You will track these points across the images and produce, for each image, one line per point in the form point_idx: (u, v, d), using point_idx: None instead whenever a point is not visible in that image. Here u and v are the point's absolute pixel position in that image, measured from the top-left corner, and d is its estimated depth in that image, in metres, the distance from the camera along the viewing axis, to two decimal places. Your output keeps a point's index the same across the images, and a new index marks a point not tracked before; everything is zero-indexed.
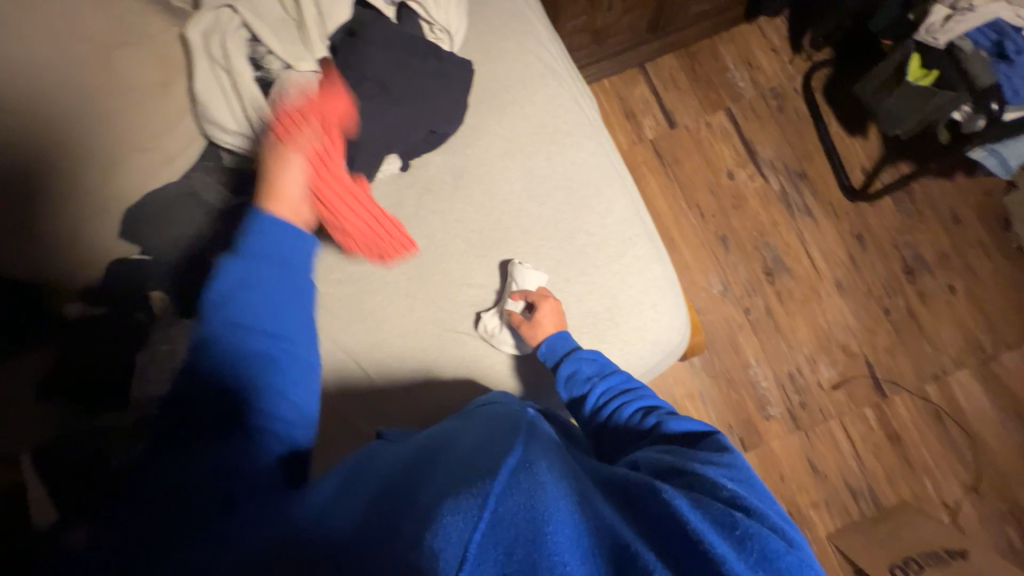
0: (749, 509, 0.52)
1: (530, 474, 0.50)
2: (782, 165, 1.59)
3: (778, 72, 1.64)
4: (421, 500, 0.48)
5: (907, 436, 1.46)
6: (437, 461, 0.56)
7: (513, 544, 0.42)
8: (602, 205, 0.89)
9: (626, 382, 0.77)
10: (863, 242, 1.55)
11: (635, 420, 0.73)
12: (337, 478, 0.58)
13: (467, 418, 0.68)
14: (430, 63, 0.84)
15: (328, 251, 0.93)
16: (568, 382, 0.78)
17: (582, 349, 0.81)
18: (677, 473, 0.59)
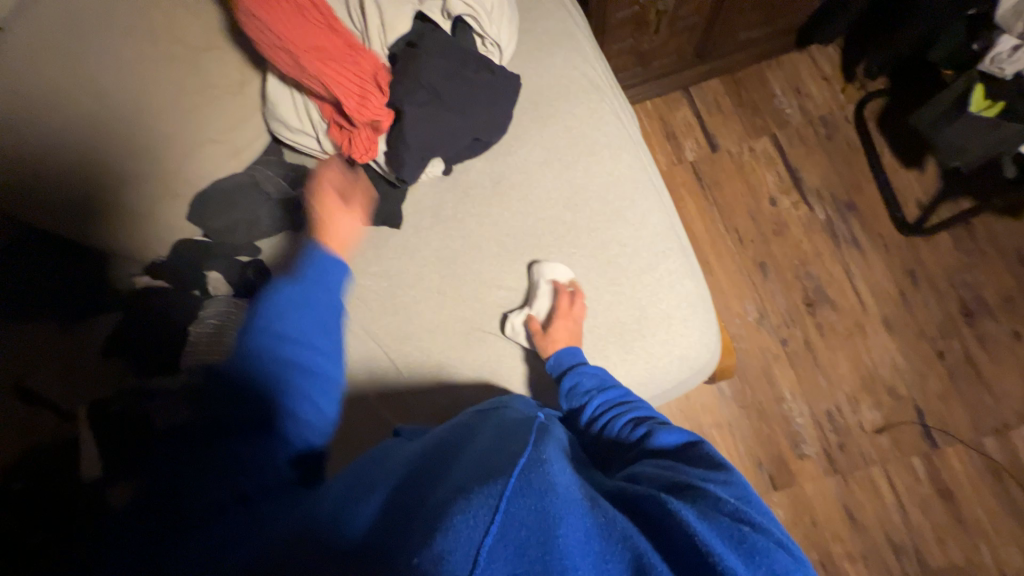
0: (755, 521, 0.51)
1: (541, 474, 0.50)
2: (828, 194, 1.54)
3: (828, 100, 1.61)
4: (433, 500, 0.48)
5: (961, 493, 1.34)
6: (448, 463, 0.56)
7: (524, 543, 0.42)
8: (637, 217, 0.89)
9: (622, 396, 0.76)
10: (916, 279, 1.46)
11: (624, 433, 0.71)
12: (351, 474, 0.59)
13: (474, 421, 0.69)
14: (482, 75, 0.89)
15: (369, 245, 0.98)
16: (568, 394, 0.78)
17: (584, 362, 0.80)
18: (680, 484, 0.57)
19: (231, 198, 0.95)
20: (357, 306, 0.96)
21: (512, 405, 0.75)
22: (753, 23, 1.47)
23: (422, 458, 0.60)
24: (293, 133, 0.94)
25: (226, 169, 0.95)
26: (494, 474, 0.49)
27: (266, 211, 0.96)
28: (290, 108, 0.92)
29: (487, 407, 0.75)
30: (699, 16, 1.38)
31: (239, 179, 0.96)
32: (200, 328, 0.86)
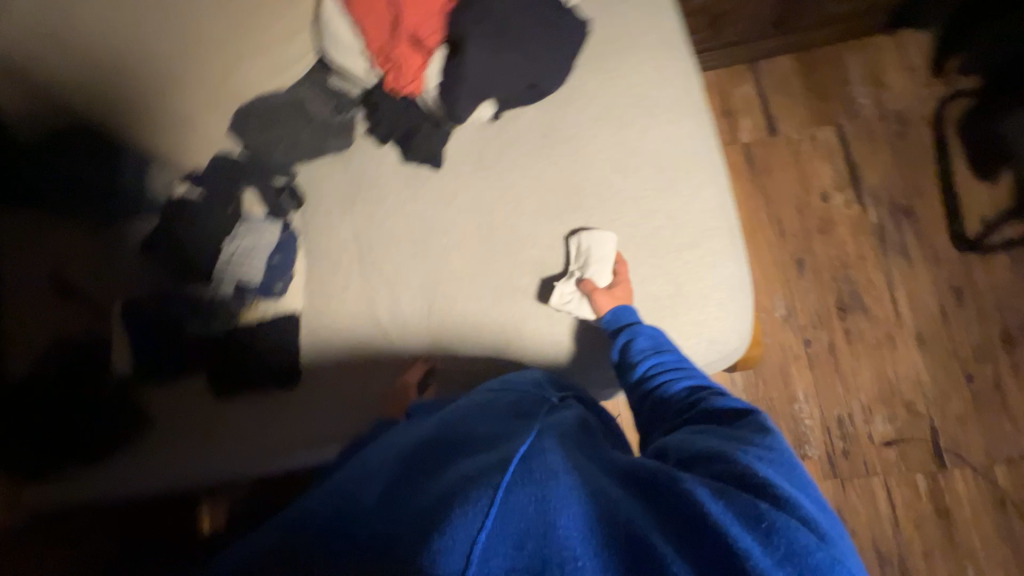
0: (786, 503, 0.48)
1: (543, 464, 0.49)
2: (886, 196, 1.45)
3: (908, 93, 1.47)
4: (431, 492, 0.50)
5: (958, 514, 1.33)
6: (449, 452, 0.58)
7: (524, 536, 0.42)
8: (689, 189, 0.84)
9: (678, 361, 0.74)
10: (961, 297, 1.39)
11: (679, 395, 0.70)
12: (368, 468, 0.62)
13: (475, 405, 0.70)
14: (545, 16, 0.87)
15: (407, 184, 0.96)
16: (622, 350, 0.77)
17: (640, 323, 0.78)
18: (706, 464, 0.54)
19: (273, 116, 0.93)
20: (389, 246, 0.95)
21: (512, 386, 0.75)
22: None
23: (425, 440, 0.62)
24: (339, 50, 0.89)
25: (269, 85, 0.92)
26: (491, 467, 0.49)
27: (308, 133, 0.95)
28: (342, 23, 0.87)
29: (487, 389, 0.75)
30: None
31: (282, 96, 0.93)
32: (231, 246, 0.93)
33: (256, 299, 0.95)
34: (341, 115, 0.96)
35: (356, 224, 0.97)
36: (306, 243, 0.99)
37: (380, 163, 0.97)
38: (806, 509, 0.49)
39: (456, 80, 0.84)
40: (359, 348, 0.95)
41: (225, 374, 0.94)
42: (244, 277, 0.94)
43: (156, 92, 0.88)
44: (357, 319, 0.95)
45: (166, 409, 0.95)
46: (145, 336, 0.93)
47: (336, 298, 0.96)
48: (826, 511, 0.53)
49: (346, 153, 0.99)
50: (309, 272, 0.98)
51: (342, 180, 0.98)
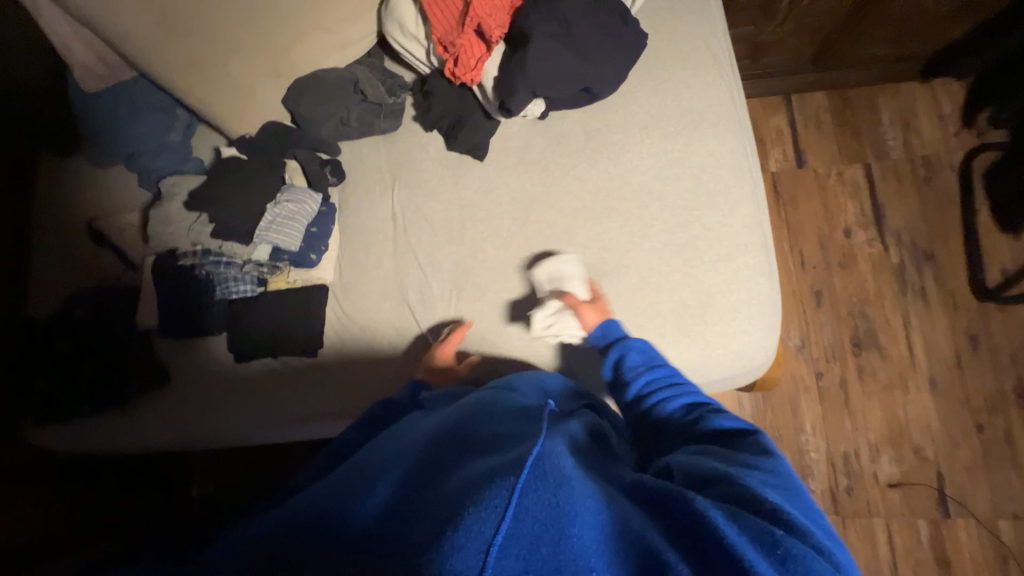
0: (792, 528, 0.47)
1: (556, 467, 0.49)
2: (908, 238, 1.46)
3: (937, 141, 1.50)
4: (445, 489, 0.50)
5: (960, 567, 1.29)
6: (459, 448, 0.58)
7: (536, 540, 0.42)
8: (728, 203, 0.86)
9: (672, 377, 0.75)
10: (976, 346, 1.40)
11: (677, 414, 0.70)
12: (373, 456, 0.61)
13: (482, 401, 0.69)
14: (615, 23, 0.87)
15: (449, 172, 0.98)
16: (615, 367, 0.78)
17: (631, 339, 0.79)
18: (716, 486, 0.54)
19: (328, 91, 0.96)
20: (424, 229, 0.97)
21: (519, 387, 0.74)
22: (883, 41, 1.36)
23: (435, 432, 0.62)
24: (401, 34, 0.92)
25: (328, 62, 0.96)
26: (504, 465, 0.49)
27: (359, 109, 0.97)
28: (408, 7, 0.90)
29: (491, 389, 0.75)
30: (830, 17, 1.29)
31: (340, 74, 0.97)
32: (276, 208, 0.91)
33: (287, 268, 0.98)
34: (394, 97, 0.99)
35: (394, 204, 0.99)
36: (342, 218, 1.01)
37: (424, 148, 0.99)
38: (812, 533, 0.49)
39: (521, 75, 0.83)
40: (383, 325, 0.95)
41: (245, 338, 0.96)
42: (281, 241, 0.90)
43: (209, 49, 0.86)
44: (385, 297, 0.96)
45: (184, 366, 0.98)
46: (173, 288, 0.96)
47: (366, 274, 0.97)
48: (832, 533, 0.53)
49: (392, 135, 1.01)
50: (342, 247, 1.00)
51: (385, 161, 1.01)
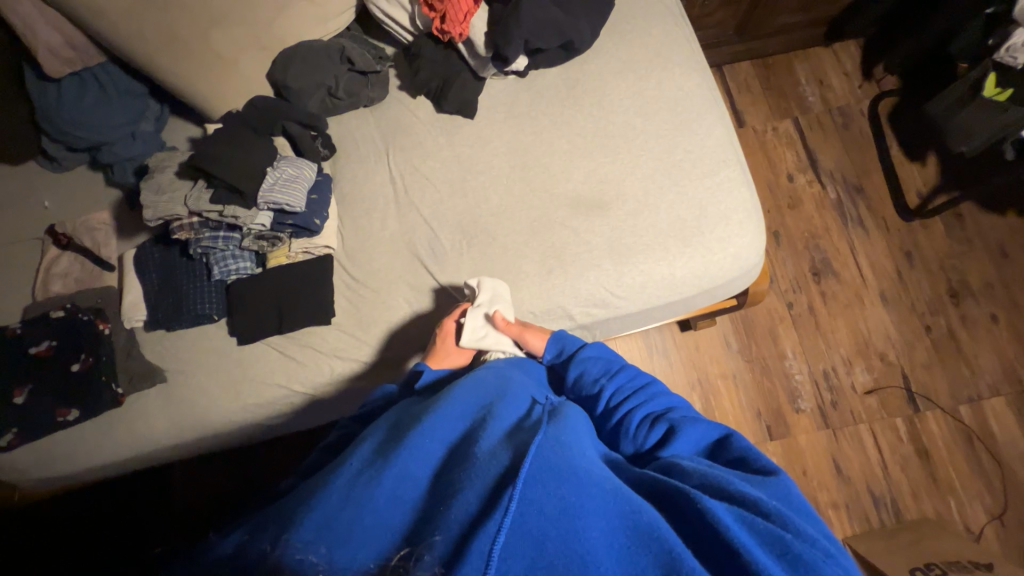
0: (798, 529, 0.45)
1: (565, 462, 0.50)
2: (841, 177, 1.67)
3: (847, 93, 1.73)
4: (453, 503, 0.46)
5: (937, 454, 1.43)
6: (461, 454, 0.54)
7: (543, 538, 0.43)
8: (703, 128, 0.96)
9: (634, 380, 0.72)
10: (911, 260, 1.59)
11: (643, 426, 0.67)
12: (374, 440, 0.58)
13: (476, 389, 0.68)
14: None
15: (441, 133, 1.01)
16: (576, 384, 0.76)
17: (584, 349, 0.78)
18: (717, 476, 0.50)
19: (312, 58, 0.97)
20: (426, 188, 0.99)
21: (509, 376, 0.73)
22: (793, 9, 1.58)
23: (433, 431, 0.57)
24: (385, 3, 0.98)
25: (311, 35, 0.99)
26: (508, 472, 0.49)
27: (346, 76, 1.00)
28: None
29: (485, 372, 0.74)
30: None
31: (324, 44, 0.99)
32: (277, 172, 0.90)
33: (287, 241, 0.96)
34: (381, 65, 1.02)
35: (391, 167, 1.00)
36: (340, 189, 1.01)
37: (414, 114, 1.02)
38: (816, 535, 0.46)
39: (511, 27, 0.89)
40: (394, 283, 0.95)
41: (247, 317, 0.93)
42: (285, 202, 0.89)
43: (198, 32, 0.88)
44: (393, 256, 0.96)
45: (178, 360, 0.94)
46: (168, 275, 0.94)
47: (372, 238, 0.97)
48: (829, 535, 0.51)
49: (379, 104, 1.03)
50: (343, 217, 0.99)
51: (377, 129, 1.02)
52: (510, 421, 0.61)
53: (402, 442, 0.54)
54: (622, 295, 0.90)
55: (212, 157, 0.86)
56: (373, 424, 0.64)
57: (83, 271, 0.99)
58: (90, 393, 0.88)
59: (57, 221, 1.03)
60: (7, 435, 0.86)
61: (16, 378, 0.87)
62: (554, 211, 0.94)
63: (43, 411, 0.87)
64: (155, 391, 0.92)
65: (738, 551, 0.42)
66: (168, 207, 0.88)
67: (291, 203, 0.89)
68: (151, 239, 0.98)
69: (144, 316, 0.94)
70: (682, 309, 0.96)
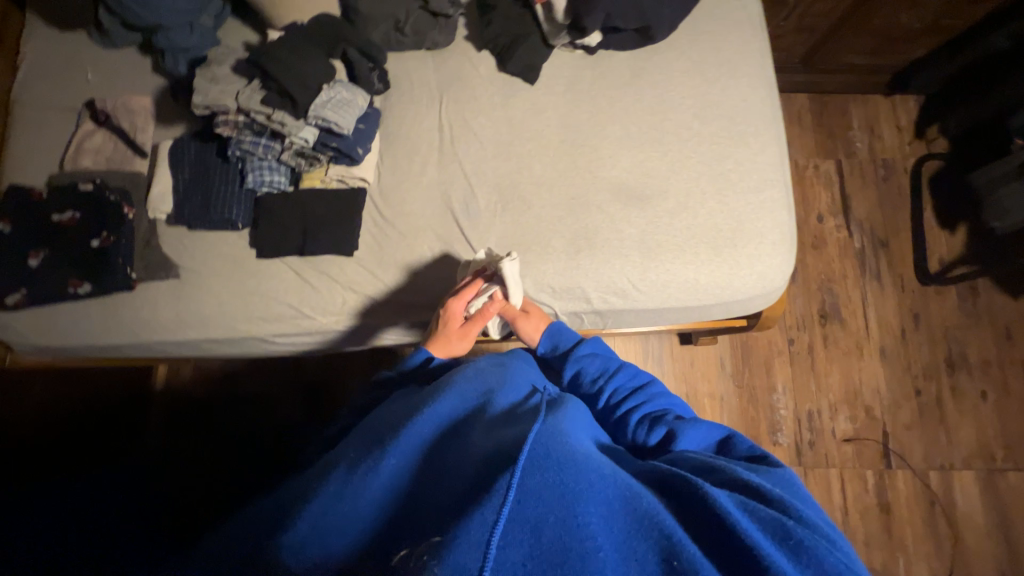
0: (801, 514, 0.44)
1: (563, 445, 0.46)
2: (869, 228, 1.64)
3: (895, 146, 1.69)
4: (448, 494, 0.43)
5: (897, 511, 1.44)
6: (456, 444, 0.50)
7: (540, 523, 0.39)
8: (758, 143, 0.96)
9: (635, 380, 0.70)
10: (917, 322, 1.59)
11: (644, 426, 0.64)
12: (368, 427, 0.54)
13: (476, 370, 0.63)
14: None
15: (498, 92, 1.00)
16: (573, 383, 0.73)
17: (578, 346, 0.75)
18: (723, 467, 0.50)
19: None
20: (470, 142, 0.98)
21: (509, 363, 0.69)
22: (865, 49, 1.53)
23: (427, 415, 0.53)
24: None
25: None
26: (503, 458, 0.44)
27: (417, 13, 0.98)
28: None
29: (484, 358, 0.69)
30: (825, 19, 1.42)
31: None
32: (331, 92, 0.90)
33: (326, 164, 0.95)
34: (455, 10, 1.00)
35: (442, 115, 0.99)
36: (385, 125, 1.00)
37: (475, 67, 1.02)
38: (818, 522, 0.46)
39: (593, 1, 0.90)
40: (419, 230, 0.94)
41: (272, 230, 0.93)
42: (335, 121, 0.88)
43: None
44: (425, 202, 0.96)
45: (197, 258, 0.93)
46: (202, 175, 0.94)
47: (408, 181, 0.97)
48: (831, 525, 0.50)
49: (441, 50, 1.02)
50: (383, 152, 0.98)
51: (434, 75, 1.02)
52: (506, 409, 0.56)
53: (398, 428, 0.50)
54: (642, 289, 0.90)
55: (280, 65, 0.86)
56: (371, 413, 0.60)
57: (116, 152, 0.98)
58: (102, 269, 0.89)
59: (96, 96, 1.02)
60: (15, 295, 0.88)
61: (35, 242, 0.89)
62: (592, 193, 0.94)
63: (55, 280, 0.88)
64: (166, 285, 0.92)
65: (743, 539, 0.40)
66: (219, 97, 0.88)
67: (343, 132, 0.89)
68: (189, 138, 0.96)
69: (168, 209, 0.94)
70: (694, 317, 0.96)
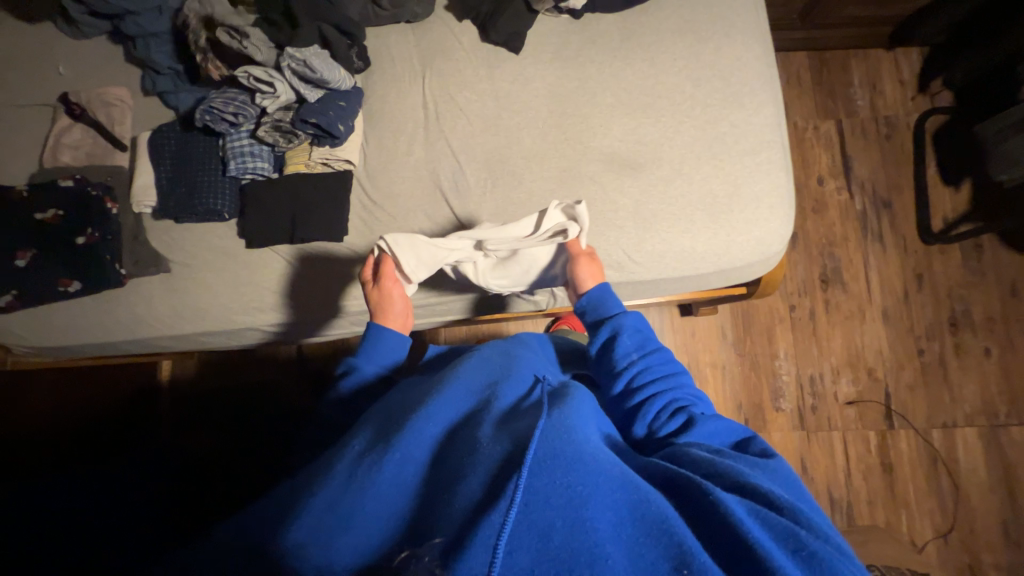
0: (812, 524, 0.44)
1: (571, 445, 0.45)
2: (871, 188, 1.60)
3: (898, 101, 1.64)
4: (456, 492, 0.42)
5: (900, 469, 1.46)
6: (461, 438, 0.50)
7: (550, 527, 0.38)
8: (754, 105, 0.93)
9: (665, 365, 0.66)
10: (921, 282, 1.57)
11: (664, 412, 0.61)
12: (372, 424, 0.53)
13: (482, 365, 0.63)
14: None
15: (483, 63, 0.97)
16: (602, 351, 0.69)
17: (623, 315, 0.70)
18: (731, 468, 0.49)
19: None
20: (457, 118, 0.95)
21: (515, 351, 0.69)
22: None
23: (432, 411, 0.52)
24: None
25: None
26: (511, 459, 0.44)
27: None
28: None
29: (488, 347, 0.69)
30: None
31: None
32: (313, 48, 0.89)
33: (308, 141, 0.92)
34: None
35: (427, 91, 0.96)
36: (369, 105, 0.97)
37: (458, 39, 0.98)
38: (828, 529, 0.46)
39: None
40: (408, 210, 0.92)
41: (260, 218, 0.91)
42: (302, 59, 0.86)
43: None
44: (414, 183, 0.93)
45: (186, 251, 0.92)
46: (182, 165, 0.92)
47: (396, 162, 0.94)
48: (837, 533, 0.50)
49: (422, 22, 0.99)
50: (367, 133, 0.96)
51: (415, 49, 0.98)
52: (510, 402, 0.56)
53: (403, 425, 0.50)
54: (639, 260, 0.89)
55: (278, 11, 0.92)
56: (371, 406, 0.59)
57: (94, 147, 0.96)
58: (89, 266, 0.87)
59: (70, 89, 0.99)
60: (5, 297, 0.87)
61: (21, 243, 0.87)
62: (584, 164, 0.91)
63: (45, 280, 0.87)
64: (158, 279, 0.91)
65: (752, 545, 0.40)
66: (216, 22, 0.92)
67: (305, 66, 0.87)
68: (169, 130, 0.94)
69: (153, 202, 0.93)
70: (693, 286, 0.94)
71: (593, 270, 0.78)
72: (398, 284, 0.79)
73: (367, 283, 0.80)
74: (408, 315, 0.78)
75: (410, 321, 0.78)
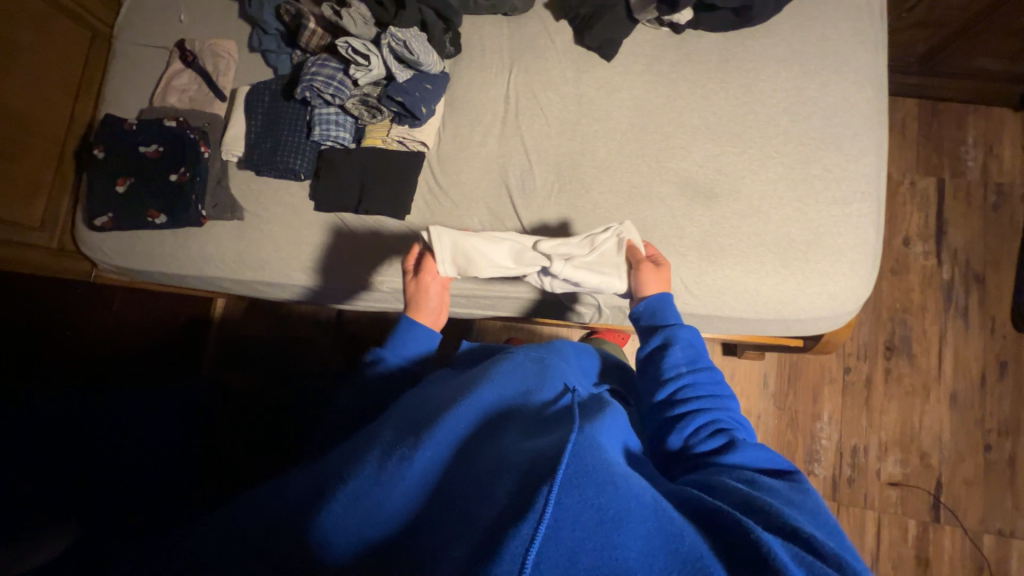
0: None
1: (603, 462, 0.44)
2: (964, 258, 1.45)
3: (1016, 169, 1.48)
4: (483, 500, 0.42)
5: (937, 567, 1.33)
6: (488, 444, 0.49)
7: (578, 550, 0.37)
8: (854, 150, 0.86)
9: (714, 385, 0.63)
10: (1003, 371, 1.41)
11: (704, 431, 0.58)
12: (400, 414, 0.53)
13: (515, 366, 0.62)
14: None
15: (571, 66, 0.96)
16: (649, 358, 0.67)
17: (679, 327, 0.67)
18: (771, 506, 0.46)
19: None
20: (535, 117, 0.95)
21: (551, 356, 0.67)
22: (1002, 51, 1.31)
23: (461, 408, 0.52)
24: None
25: None
26: (538, 468, 0.43)
27: None
28: None
29: (522, 349, 0.67)
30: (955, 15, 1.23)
31: None
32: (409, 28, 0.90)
33: (388, 119, 0.96)
34: None
35: (511, 85, 0.96)
36: (452, 91, 0.98)
37: (551, 38, 0.97)
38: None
39: None
40: (471, 200, 0.93)
41: (331, 184, 0.94)
42: (401, 41, 0.88)
43: None
44: (482, 174, 0.94)
45: (260, 203, 0.97)
46: (271, 122, 0.97)
47: (468, 150, 0.95)
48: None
49: (519, 16, 0.99)
50: (446, 118, 0.97)
51: (507, 42, 0.98)
52: (538, 411, 0.55)
53: (432, 420, 0.49)
54: (696, 293, 0.85)
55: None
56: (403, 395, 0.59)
57: (198, 93, 1.04)
58: (176, 202, 0.95)
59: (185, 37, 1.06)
60: (103, 216, 0.96)
61: (125, 170, 0.97)
62: (656, 184, 0.88)
63: (140, 206, 0.96)
64: (230, 224, 0.97)
65: None
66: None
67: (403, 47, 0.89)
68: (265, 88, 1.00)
69: (240, 153, 0.99)
70: (748, 330, 0.89)
71: (659, 277, 0.75)
72: (436, 278, 0.78)
73: (407, 274, 0.80)
74: (442, 310, 0.78)
75: (444, 317, 0.78)
